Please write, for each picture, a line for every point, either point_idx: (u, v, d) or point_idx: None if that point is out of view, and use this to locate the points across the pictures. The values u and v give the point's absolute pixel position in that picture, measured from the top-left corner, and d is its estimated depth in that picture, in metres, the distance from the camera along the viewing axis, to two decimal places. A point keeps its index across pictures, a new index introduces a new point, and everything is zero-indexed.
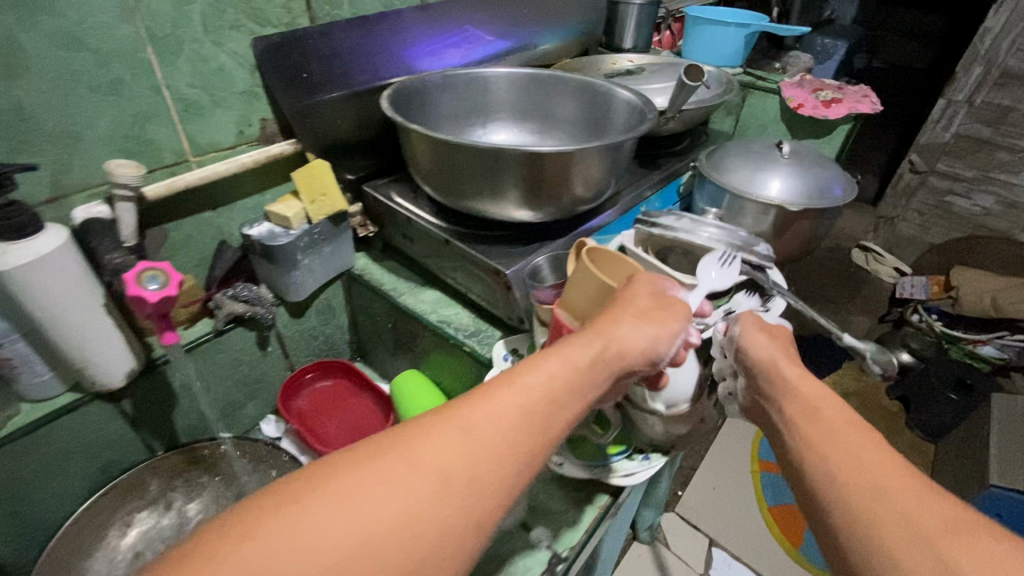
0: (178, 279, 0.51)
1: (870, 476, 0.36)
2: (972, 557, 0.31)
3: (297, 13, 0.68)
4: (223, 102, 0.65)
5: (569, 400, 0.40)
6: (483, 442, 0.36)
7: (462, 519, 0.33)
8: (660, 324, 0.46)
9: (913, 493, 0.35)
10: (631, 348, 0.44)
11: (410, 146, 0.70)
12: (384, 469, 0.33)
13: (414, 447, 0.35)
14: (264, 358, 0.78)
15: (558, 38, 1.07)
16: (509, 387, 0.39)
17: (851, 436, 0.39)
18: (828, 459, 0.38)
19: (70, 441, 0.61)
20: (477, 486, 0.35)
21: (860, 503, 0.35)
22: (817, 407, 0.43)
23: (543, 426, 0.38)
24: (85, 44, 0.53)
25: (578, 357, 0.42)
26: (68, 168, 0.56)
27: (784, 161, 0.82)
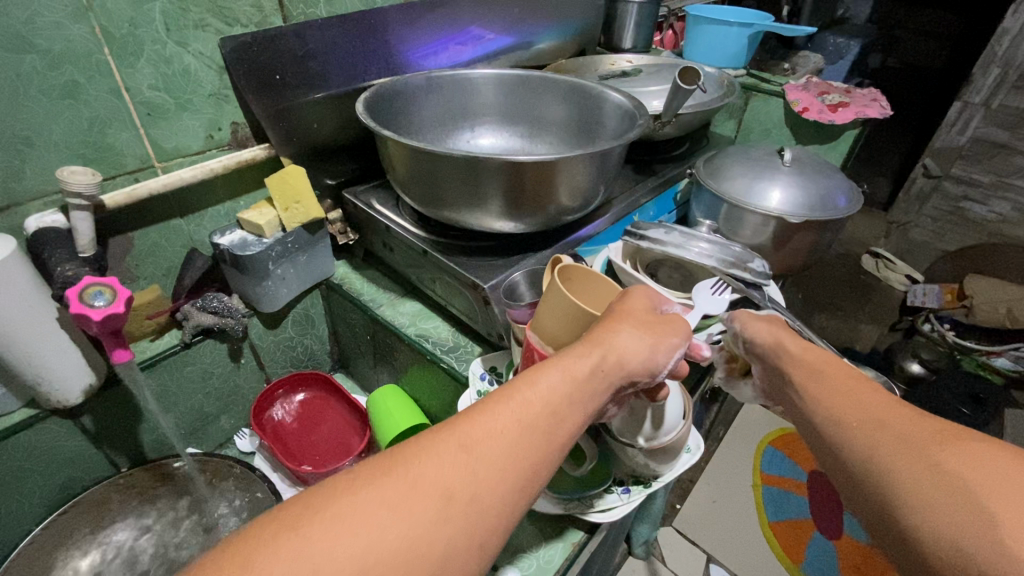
0: (126, 294, 0.48)
1: (864, 409, 0.36)
2: (961, 457, 0.31)
3: (269, 12, 0.65)
4: (190, 105, 0.62)
5: (572, 411, 0.37)
6: (484, 459, 0.32)
7: (466, 542, 0.30)
8: (660, 336, 0.42)
9: (907, 415, 0.35)
10: (632, 358, 0.40)
11: (387, 153, 0.66)
12: (383, 490, 0.30)
13: (411, 465, 0.31)
14: (238, 371, 0.75)
15: (553, 36, 1.03)
16: (507, 401, 0.35)
17: (846, 381, 0.40)
18: (827, 399, 0.39)
19: (25, 460, 0.59)
20: (481, 503, 0.31)
21: (863, 433, 0.35)
22: (811, 359, 0.43)
23: (549, 440, 0.35)
24: (35, 45, 0.50)
25: (578, 367, 0.38)
26: (20, 174, 0.53)
27: (786, 169, 0.78)
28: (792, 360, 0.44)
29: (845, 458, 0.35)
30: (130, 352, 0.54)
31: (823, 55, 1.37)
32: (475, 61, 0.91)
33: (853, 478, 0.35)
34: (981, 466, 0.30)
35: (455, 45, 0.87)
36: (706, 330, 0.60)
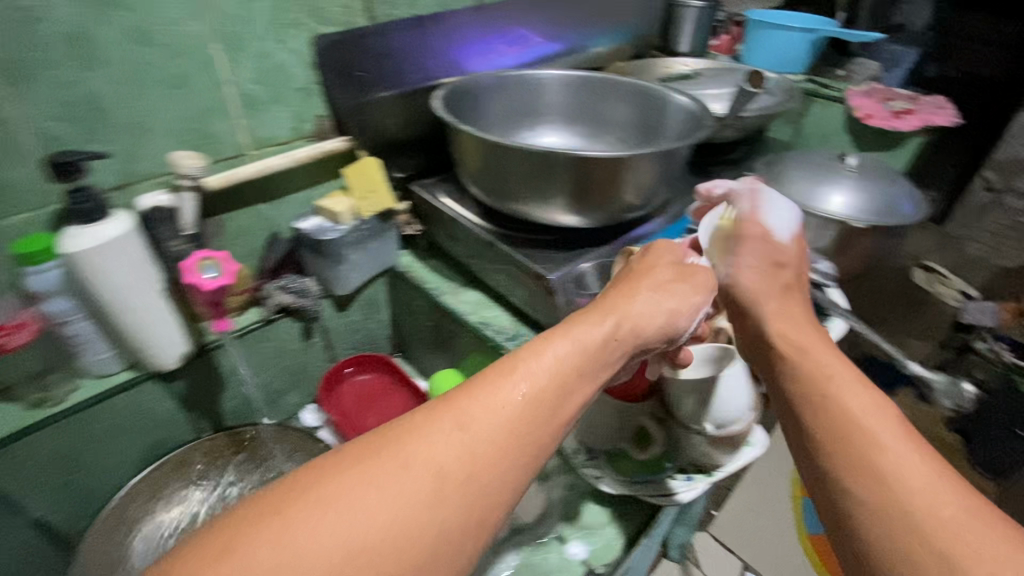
0: (231, 268, 0.52)
1: (910, 499, 0.33)
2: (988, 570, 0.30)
3: (356, 12, 0.69)
4: (282, 98, 0.67)
5: (575, 387, 0.39)
6: (480, 438, 0.34)
7: (461, 520, 0.31)
8: (677, 298, 0.47)
9: (966, 525, 0.32)
10: (645, 324, 0.44)
11: (459, 148, 0.70)
12: (377, 468, 0.31)
13: (406, 444, 0.32)
14: (308, 349, 0.80)
15: (612, 40, 1.05)
16: (507, 377, 0.37)
17: (876, 432, 0.37)
18: (866, 474, 0.35)
19: (124, 417, 0.64)
20: (475, 483, 0.32)
21: (887, 516, 0.33)
22: (850, 408, 0.38)
23: (549, 419, 0.36)
24: (156, 39, 0.55)
25: (584, 341, 0.40)
26: (137, 157, 0.58)
27: (849, 175, 0.78)
28: (822, 397, 0.40)
29: (869, 547, 0.33)
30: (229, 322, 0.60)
31: (881, 63, 1.34)
32: (522, 65, 0.91)
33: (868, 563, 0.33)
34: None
35: (512, 48, 0.89)
36: None
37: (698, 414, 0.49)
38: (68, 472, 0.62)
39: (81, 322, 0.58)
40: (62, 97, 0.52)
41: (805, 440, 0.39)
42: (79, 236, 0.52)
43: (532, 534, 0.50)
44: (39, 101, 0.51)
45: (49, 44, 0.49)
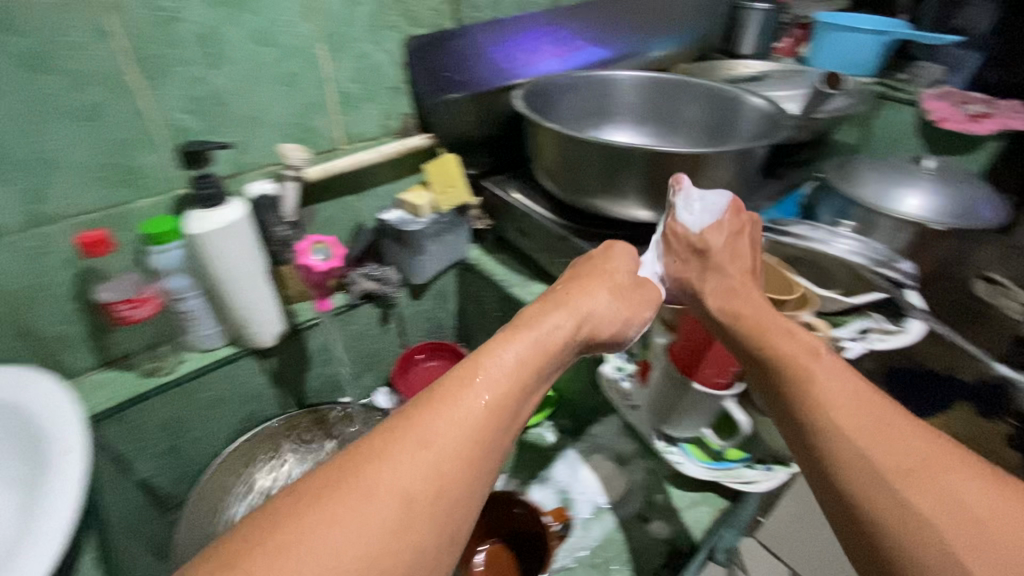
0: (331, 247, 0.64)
1: (848, 422, 0.36)
2: (930, 495, 0.32)
3: (445, 16, 0.74)
4: (374, 96, 0.71)
5: (531, 385, 0.39)
6: (446, 451, 0.33)
7: (433, 537, 0.31)
8: (631, 309, 0.49)
9: (899, 438, 0.34)
10: (602, 328, 0.46)
11: (536, 144, 0.73)
12: (342, 504, 0.29)
13: (371, 473, 0.31)
14: (383, 335, 0.84)
15: (676, 43, 1.05)
16: (467, 385, 0.36)
17: (834, 375, 0.38)
18: (811, 401, 0.38)
19: (224, 389, 0.69)
20: (444, 497, 0.32)
21: (842, 447, 0.35)
22: (790, 348, 0.41)
23: (510, 420, 0.36)
24: (274, 40, 0.60)
25: (542, 344, 0.41)
26: (248, 148, 0.63)
27: (925, 178, 0.77)
28: (782, 354, 0.41)
29: (818, 467, 0.36)
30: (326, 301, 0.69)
31: None
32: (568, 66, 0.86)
33: (820, 481, 0.36)
34: (954, 511, 0.31)
35: (553, 47, 0.85)
36: (848, 326, 0.62)
37: None
38: (173, 439, 0.67)
39: (194, 299, 0.63)
40: (191, 91, 0.56)
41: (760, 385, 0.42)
42: (203, 219, 0.57)
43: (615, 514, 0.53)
44: (173, 94, 0.56)
45: (185, 43, 0.54)
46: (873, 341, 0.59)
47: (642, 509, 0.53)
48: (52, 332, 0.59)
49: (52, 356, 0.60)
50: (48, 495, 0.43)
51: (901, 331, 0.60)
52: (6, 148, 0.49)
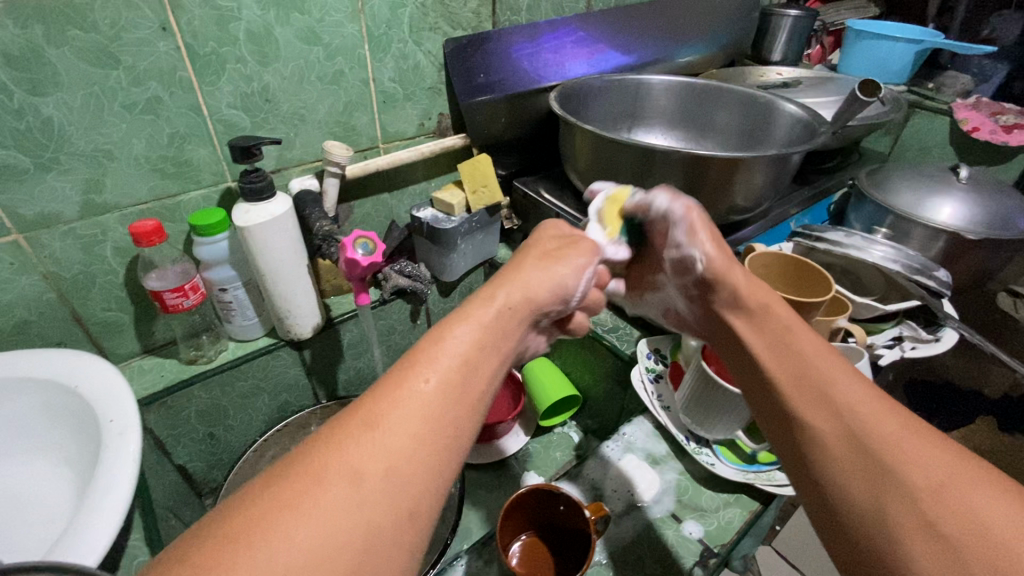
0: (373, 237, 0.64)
1: (865, 426, 0.33)
2: (958, 512, 0.28)
3: (484, 17, 0.75)
4: (413, 96, 0.73)
5: (484, 363, 0.37)
6: (394, 429, 0.30)
7: (387, 518, 0.28)
8: (563, 261, 0.46)
9: (918, 446, 0.31)
10: (537, 294, 0.43)
11: (571, 146, 0.73)
12: (294, 495, 0.27)
13: (324, 462, 0.28)
14: (413, 330, 0.85)
15: (707, 48, 1.06)
16: (416, 365, 0.34)
17: (844, 382, 0.36)
18: (824, 409, 0.35)
19: (260, 379, 0.71)
20: (401, 482, 0.29)
21: (858, 464, 0.32)
22: (806, 351, 0.39)
23: (465, 401, 0.34)
24: (322, 39, 0.61)
25: (483, 315, 0.39)
26: (292, 145, 0.66)
27: (960, 187, 0.77)
28: (787, 359, 0.40)
29: (827, 475, 0.34)
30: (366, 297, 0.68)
31: None
32: (592, 68, 0.86)
33: (826, 490, 0.34)
34: (971, 523, 0.28)
35: (583, 49, 0.86)
36: (882, 333, 0.63)
37: None
38: (211, 426, 0.69)
39: (237, 289, 0.64)
40: (241, 88, 0.58)
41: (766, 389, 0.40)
42: (251, 212, 0.59)
43: (647, 511, 0.53)
44: (225, 90, 0.57)
45: (238, 41, 0.56)
46: (908, 349, 0.61)
47: (672, 508, 0.53)
48: (100, 318, 0.61)
49: (100, 342, 0.62)
50: (105, 471, 0.44)
51: (934, 339, 0.61)
52: (69, 139, 0.51)
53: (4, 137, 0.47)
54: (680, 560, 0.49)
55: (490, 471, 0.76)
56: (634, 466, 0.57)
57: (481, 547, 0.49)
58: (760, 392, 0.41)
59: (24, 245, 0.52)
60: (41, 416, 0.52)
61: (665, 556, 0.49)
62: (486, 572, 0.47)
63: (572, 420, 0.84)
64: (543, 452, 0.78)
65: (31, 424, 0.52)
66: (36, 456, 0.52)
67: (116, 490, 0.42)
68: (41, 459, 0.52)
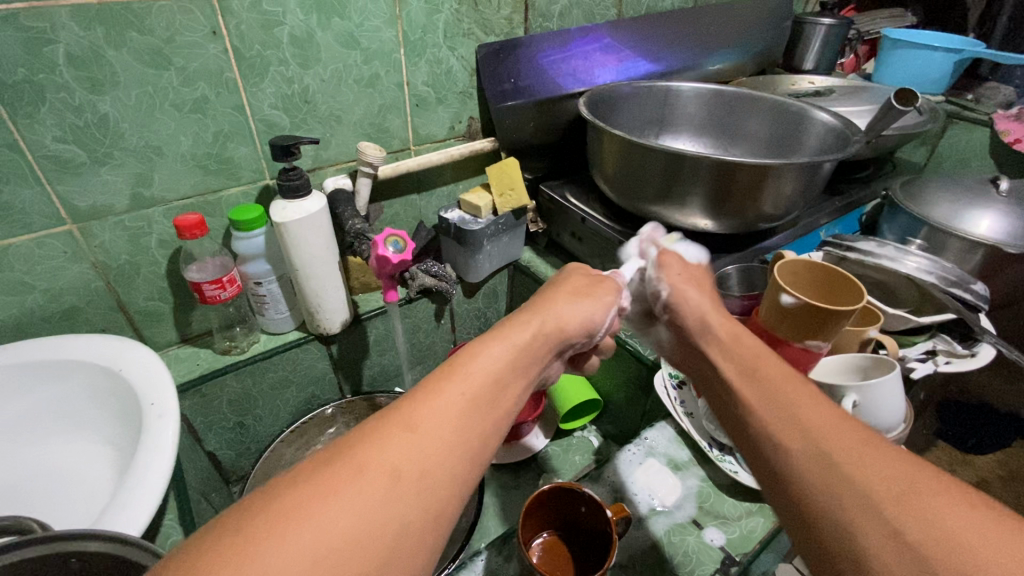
0: (406, 238, 0.66)
1: (826, 441, 0.32)
2: (922, 521, 0.27)
3: (516, 24, 0.76)
4: (445, 100, 0.75)
5: (513, 382, 0.38)
6: (432, 433, 0.32)
7: (418, 516, 0.29)
8: (594, 299, 0.47)
9: (880, 457, 0.31)
10: (567, 325, 0.44)
11: (600, 151, 0.74)
12: (338, 481, 0.28)
13: (364, 454, 0.30)
14: (436, 329, 0.87)
15: (737, 56, 1.06)
16: (453, 376, 0.35)
17: (795, 393, 0.35)
18: (780, 420, 0.34)
19: (290, 372, 0.73)
20: (432, 480, 0.30)
21: (811, 474, 0.31)
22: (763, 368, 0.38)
23: (489, 413, 0.35)
24: (360, 44, 0.63)
25: (518, 337, 0.40)
26: (328, 145, 0.68)
27: (1000, 200, 0.75)
28: (745, 374, 0.38)
29: (791, 487, 0.32)
30: (396, 294, 0.70)
31: None
32: (620, 76, 0.88)
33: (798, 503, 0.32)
34: (935, 529, 0.27)
35: (613, 56, 0.87)
36: (914, 346, 0.62)
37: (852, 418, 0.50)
38: (241, 415, 0.72)
39: (271, 283, 0.67)
40: (281, 90, 0.61)
41: (729, 405, 0.38)
42: (288, 209, 0.60)
43: (669, 516, 0.53)
44: (268, 91, 0.60)
45: (282, 45, 0.58)
46: (940, 363, 0.59)
47: (694, 513, 0.53)
48: (143, 306, 0.64)
49: (141, 329, 0.65)
50: (145, 452, 0.46)
51: (971, 354, 0.59)
52: (122, 135, 0.53)
53: (64, 132, 0.50)
54: (700, 566, 0.48)
55: (509, 471, 0.76)
56: (656, 471, 0.57)
57: (500, 544, 0.49)
58: (723, 410, 0.39)
59: (77, 235, 0.55)
60: (86, 397, 0.54)
61: (686, 562, 0.49)
62: (506, 568, 0.47)
63: (592, 424, 0.85)
64: (563, 454, 0.79)
65: (78, 404, 0.54)
66: (80, 435, 0.54)
67: (154, 470, 0.44)
68: (84, 438, 0.54)
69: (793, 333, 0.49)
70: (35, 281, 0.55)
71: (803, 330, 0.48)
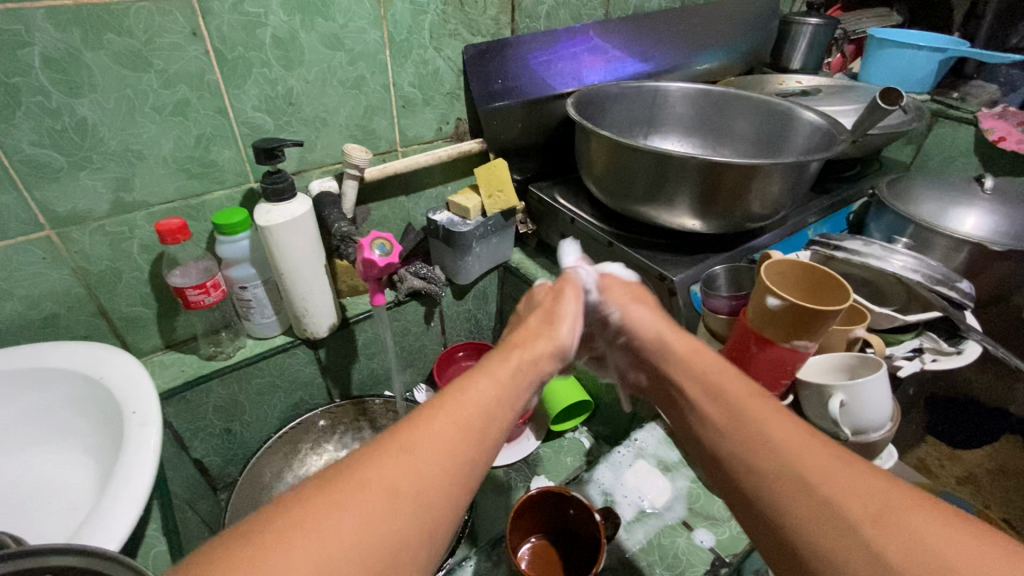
0: (394, 242, 0.65)
1: (800, 463, 0.32)
2: (900, 542, 0.28)
3: (503, 25, 0.75)
4: (432, 101, 0.74)
5: (502, 411, 0.37)
6: (423, 458, 0.31)
7: (410, 540, 0.29)
8: (566, 325, 0.47)
9: (853, 475, 0.31)
10: (543, 355, 0.44)
11: (587, 151, 0.73)
12: (331, 502, 0.28)
13: (362, 473, 0.30)
14: (426, 332, 0.86)
15: (725, 56, 1.06)
16: (443, 404, 0.35)
17: (763, 414, 0.36)
18: (752, 442, 0.35)
19: (277, 377, 0.72)
20: (423, 505, 0.30)
21: (787, 497, 0.32)
22: (731, 390, 0.39)
23: (481, 439, 0.35)
24: (345, 45, 0.63)
25: (502, 369, 0.40)
26: (313, 147, 0.67)
27: (985, 198, 0.75)
28: (712, 399, 0.39)
29: (766, 511, 0.33)
30: (383, 297, 0.70)
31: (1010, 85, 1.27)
32: (608, 77, 0.88)
33: (772, 530, 0.32)
34: (914, 548, 0.27)
35: (601, 56, 0.86)
36: (901, 344, 0.62)
37: (840, 417, 0.50)
38: (227, 422, 0.71)
39: (256, 288, 0.66)
40: (265, 92, 0.60)
41: (698, 434, 0.39)
42: (273, 212, 0.60)
43: (658, 518, 0.53)
44: (251, 93, 0.59)
45: (264, 46, 0.57)
46: (927, 361, 0.60)
47: (684, 515, 0.53)
48: (125, 313, 0.63)
49: (124, 336, 0.64)
50: (126, 463, 0.45)
51: (956, 352, 0.60)
52: (101, 139, 0.53)
53: (41, 137, 0.49)
54: (691, 568, 0.48)
55: (501, 474, 0.76)
56: (646, 473, 0.57)
57: (489, 549, 0.49)
58: (694, 436, 0.40)
59: (57, 241, 0.54)
60: (66, 406, 0.53)
61: (676, 564, 0.49)
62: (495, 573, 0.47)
63: (583, 426, 0.84)
64: (554, 457, 0.78)
65: (57, 413, 0.53)
66: (62, 445, 0.53)
67: (135, 481, 0.43)
68: (66, 448, 0.53)
69: (780, 333, 0.49)
70: (13, 288, 0.54)
71: (789, 331, 0.48)
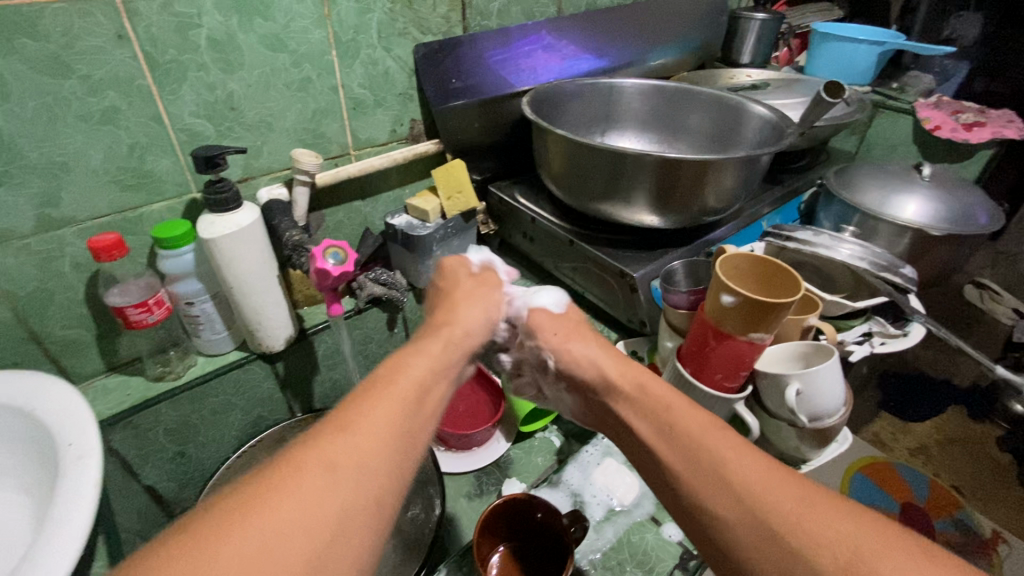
0: (351, 253, 0.63)
1: (767, 513, 0.33)
2: None
3: (454, 23, 0.74)
4: (384, 102, 0.72)
5: (435, 384, 0.39)
6: (363, 434, 0.33)
7: (359, 510, 0.30)
8: (486, 295, 0.50)
9: (820, 520, 0.32)
10: (473, 325, 0.46)
11: (545, 151, 0.73)
12: (274, 486, 0.29)
13: (300, 455, 0.31)
14: (390, 338, 0.84)
15: (677, 51, 1.07)
16: (380, 384, 0.36)
17: (725, 456, 0.36)
18: (718, 490, 0.35)
19: (233, 395, 0.69)
20: (365, 475, 0.31)
21: (761, 550, 0.32)
22: (689, 428, 0.38)
23: (418, 411, 0.36)
24: (287, 45, 0.60)
25: (433, 346, 0.42)
26: (259, 153, 0.64)
27: (924, 185, 0.78)
28: (668, 439, 0.39)
29: (740, 562, 0.33)
30: (340, 306, 0.68)
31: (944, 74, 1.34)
32: (565, 73, 0.87)
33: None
34: None
35: (555, 54, 0.86)
36: (853, 329, 0.64)
37: (797, 405, 0.52)
38: (181, 445, 0.67)
39: (205, 303, 0.63)
40: (202, 97, 0.57)
41: (660, 476, 0.39)
42: (217, 224, 0.57)
43: (628, 515, 0.53)
44: (187, 99, 0.56)
45: (199, 48, 0.54)
46: (876, 344, 0.62)
47: (653, 510, 0.54)
48: (60, 336, 0.59)
49: (60, 361, 0.60)
50: (63, 500, 0.42)
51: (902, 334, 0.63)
52: (20, 151, 0.49)
53: None
54: (661, 563, 0.49)
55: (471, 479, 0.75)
56: (614, 470, 0.57)
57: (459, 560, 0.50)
58: (659, 484, 0.39)
59: None
60: None
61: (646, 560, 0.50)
62: None
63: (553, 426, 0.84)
64: (525, 457, 0.77)
65: None
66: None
67: (74, 518, 0.41)
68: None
69: (737, 327, 0.50)
70: None
71: (744, 326, 0.49)
